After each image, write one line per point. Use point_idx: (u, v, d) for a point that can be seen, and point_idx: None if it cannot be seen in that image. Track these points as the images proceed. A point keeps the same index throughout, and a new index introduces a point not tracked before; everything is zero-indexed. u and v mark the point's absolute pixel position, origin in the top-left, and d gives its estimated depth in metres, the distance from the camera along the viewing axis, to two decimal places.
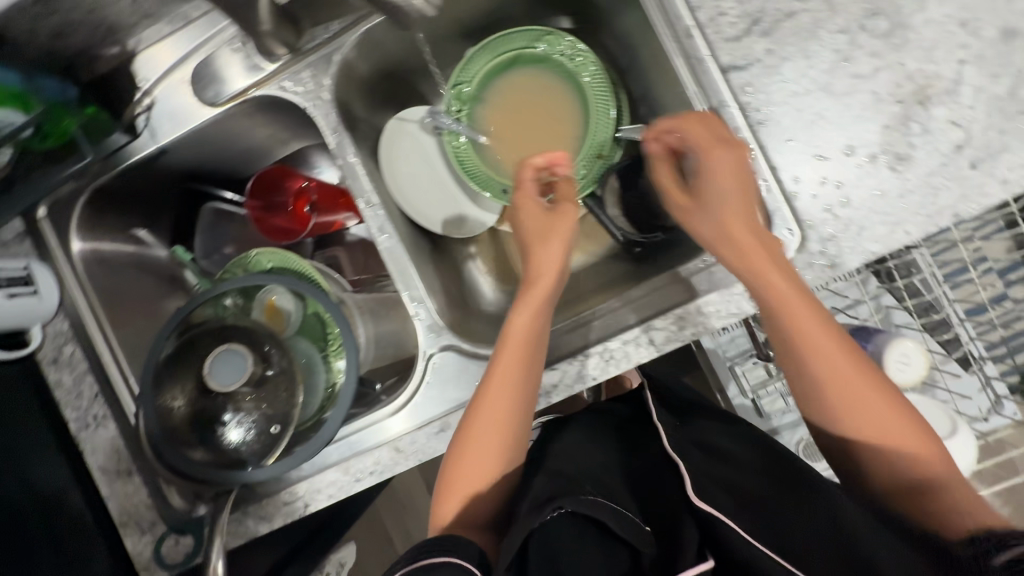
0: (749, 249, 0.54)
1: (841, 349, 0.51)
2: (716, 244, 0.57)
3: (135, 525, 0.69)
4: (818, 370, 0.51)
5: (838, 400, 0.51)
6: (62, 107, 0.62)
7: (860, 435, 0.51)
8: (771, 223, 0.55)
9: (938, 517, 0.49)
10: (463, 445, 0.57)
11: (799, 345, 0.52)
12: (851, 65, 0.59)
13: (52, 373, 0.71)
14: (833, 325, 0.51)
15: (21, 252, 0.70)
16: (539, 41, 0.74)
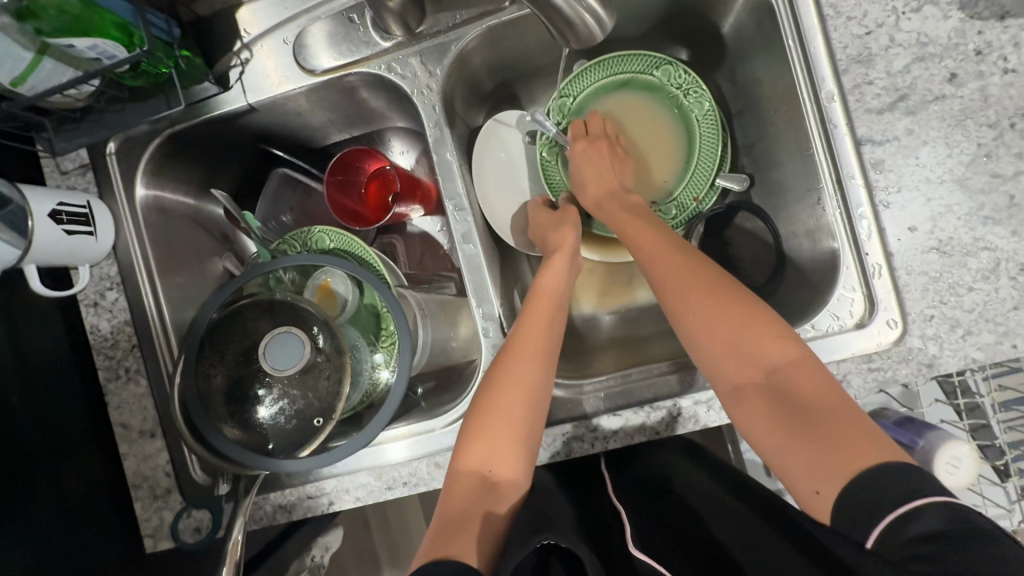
0: (703, 308, 0.56)
1: (723, 318, 0.54)
2: (676, 290, 0.59)
3: (148, 489, 0.67)
4: (689, 330, 0.56)
5: (732, 363, 0.53)
6: (165, 45, 0.58)
7: (766, 392, 0.52)
8: (682, 261, 0.58)
9: (852, 490, 0.44)
10: (465, 447, 0.56)
11: (684, 326, 0.57)
12: (993, 162, 0.55)
13: (90, 317, 0.68)
14: (715, 300, 0.55)
15: (81, 184, 0.66)
16: (655, 67, 0.70)
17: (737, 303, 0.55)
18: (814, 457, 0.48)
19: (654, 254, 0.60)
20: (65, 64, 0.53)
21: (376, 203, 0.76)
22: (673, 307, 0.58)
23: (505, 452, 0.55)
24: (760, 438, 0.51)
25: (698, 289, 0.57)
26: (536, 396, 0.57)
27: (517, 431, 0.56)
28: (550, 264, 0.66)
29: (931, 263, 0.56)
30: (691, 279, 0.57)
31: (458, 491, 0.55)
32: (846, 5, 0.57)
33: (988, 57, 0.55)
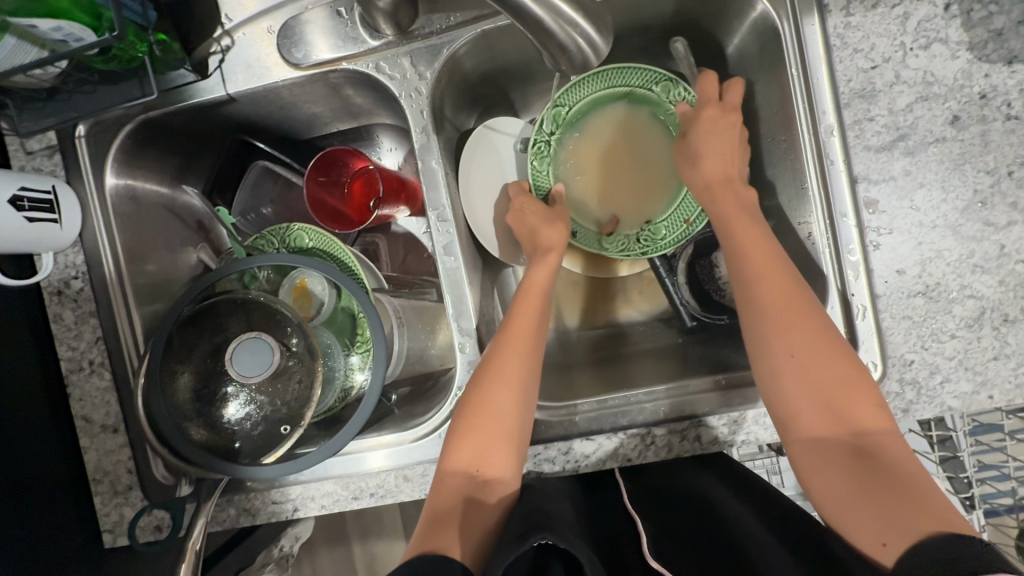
0: (797, 339, 0.53)
1: (819, 363, 0.51)
2: (766, 304, 0.55)
3: (109, 484, 0.66)
4: (780, 361, 0.53)
5: (815, 410, 0.51)
6: (139, 30, 0.55)
7: (851, 449, 0.49)
8: (777, 285, 0.55)
9: (920, 549, 0.41)
10: (456, 441, 0.56)
11: (772, 355, 0.53)
12: (987, 211, 0.54)
13: (53, 306, 0.65)
14: (811, 340, 0.52)
15: (47, 166, 0.64)
16: (657, 82, 0.67)
17: (831, 348, 0.52)
18: (886, 513, 0.45)
19: (756, 269, 0.56)
20: (28, 41, 0.50)
21: (358, 204, 0.74)
22: (764, 331, 0.54)
23: (488, 458, 0.55)
24: (817, 481, 0.50)
25: (789, 317, 0.53)
26: (523, 400, 0.56)
27: (503, 434, 0.55)
28: (541, 264, 0.63)
29: (916, 307, 0.56)
30: (785, 305, 0.53)
31: (448, 493, 0.54)
32: (853, 37, 0.55)
33: (991, 102, 0.54)
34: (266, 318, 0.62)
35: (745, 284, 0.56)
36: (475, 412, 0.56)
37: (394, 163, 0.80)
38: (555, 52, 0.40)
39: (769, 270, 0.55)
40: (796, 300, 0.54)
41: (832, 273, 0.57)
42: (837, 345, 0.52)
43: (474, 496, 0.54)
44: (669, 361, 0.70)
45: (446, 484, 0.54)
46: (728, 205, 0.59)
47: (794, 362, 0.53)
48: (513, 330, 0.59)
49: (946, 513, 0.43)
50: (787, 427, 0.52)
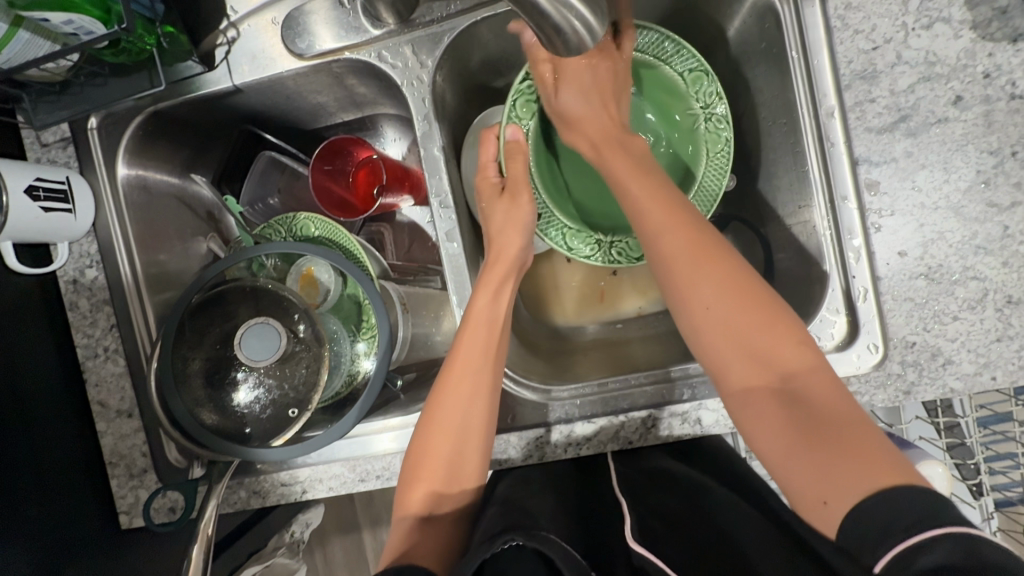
0: (707, 295, 0.53)
1: (741, 312, 0.51)
2: (687, 257, 0.54)
3: (125, 467, 0.67)
4: (693, 316, 0.54)
5: (741, 360, 0.51)
6: (146, 23, 0.57)
7: (778, 396, 0.49)
8: (685, 237, 0.55)
9: (859, 511, 0.42)
10: (425, 428, 0.57)
11: (692, 302, 0.54)
12: (989, 190, 0.54)
13: (69, 294, 0.67)
14: (724, 286, 0.52)
15: (61, 158, 0.65)
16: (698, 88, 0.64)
17: (748, 295, 0.52)
18: (822, 466, 0.45)
19: (663, 221, 0.55)
20: (42, 36, 0.52)
21: (363, 193, 0.75)
22: (680, 288, 0.54)
23: (447, 475, 0.56)
24: (763, 444, 0.49)
25: (704, 278, 0.53)
26: (485, 406, 0.56)
27: (468, 437, 0.56)
28: (486, 283, 0.60)
29: (918, 289, 0.55)
30: (699, 262, 0.54)
31: (412, 505, 0.55)
32: (854, 18, 0.55)
33: (995, 82, 0.54)
34: (274, 304, 0.62)
35: (656, 243, 0.56)
36: (433, 429, 0.56)
37: (399, 153, 0.82)
38: (550, 34, 0.41)
39: (669, 218, 0.55)
40: (705, 251, 0.54)
41: (834, 256, 0.57)
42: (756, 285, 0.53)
43: (440, 506, 0.55)
44: (671, 345, 0.70)
45: (411, 496, 0.55)
46: (619, 157, 0.60)
47: (711, 317, 0.52)
48: (466, 352, 0.57)
49: (883, 468, 0.43)
50: (719, 380, 0.52)
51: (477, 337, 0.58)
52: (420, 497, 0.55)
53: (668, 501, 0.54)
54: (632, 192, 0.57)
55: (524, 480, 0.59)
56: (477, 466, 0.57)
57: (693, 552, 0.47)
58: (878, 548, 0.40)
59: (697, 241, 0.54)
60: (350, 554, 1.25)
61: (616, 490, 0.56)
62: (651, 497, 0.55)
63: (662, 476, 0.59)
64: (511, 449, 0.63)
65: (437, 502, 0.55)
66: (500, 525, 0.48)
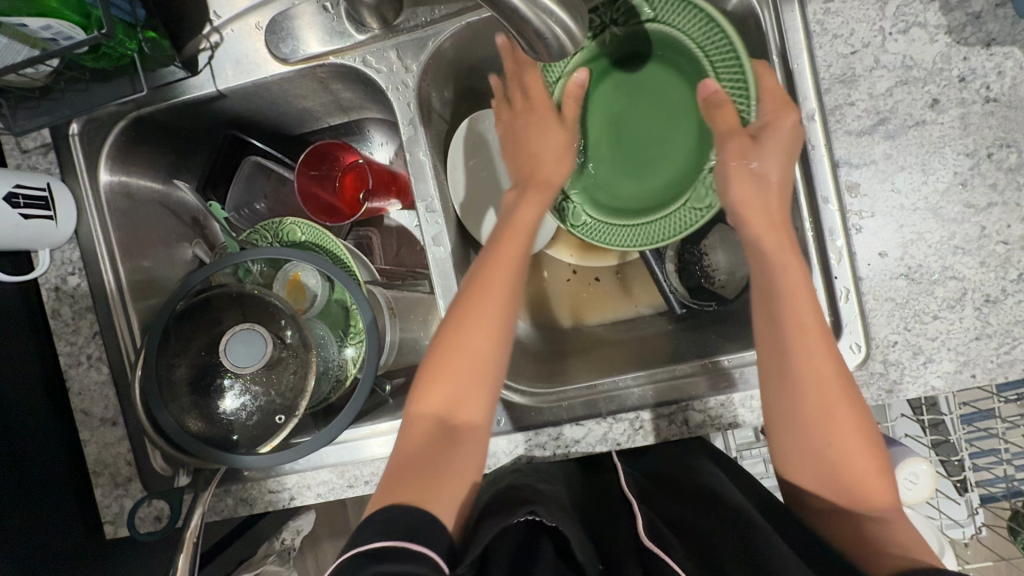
0: (810, 436, 0.51)
1: (839, 437, 0.50)
2: (776, 386, 0.52)
3: (109, 476, 0.67)
4: (783, 437, 0.53)
5: (819, 472, 0.51)
6: (127, 28, 0.57)
7: (858, 509, 0.50)
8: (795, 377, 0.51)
9: None
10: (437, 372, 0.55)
11: (787, 429, 0.52)
12: (966, 191, 0.55)
13: (51, 301, 0.66)
14: (848, 413, 0.50)
15: (42, 165, 0.65)
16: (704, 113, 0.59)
17: (864, 434, 0.50)
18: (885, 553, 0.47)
19: (770, 351, 0.52)
20: (20, 42, 0.51)
21: (349, 197, 0.74)
22: (779, 415, 0.53)
23: (464, 396, 0.54)
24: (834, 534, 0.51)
25: (808, 393, 0.50)
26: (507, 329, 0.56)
27: (494, 364, 0.55)
28: (529, 199, 0.58)
29: (898, 289, 0.56)
30: (820, 378, 0.50)
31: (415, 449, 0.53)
32: (833, 23, 0.56)
33: (971, 85, 0.55)
34: (260, 309, 0.62)
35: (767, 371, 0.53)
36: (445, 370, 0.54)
37: (385, 157, 0.82)
38: (532, 40, 0.41)
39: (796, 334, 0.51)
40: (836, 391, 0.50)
41: (817, 257, 0.58)
42: (852, 406, 0.50)
43: (453, 428, 0.54)
44: (658, 346, 0.70)
45: (423, 408, 0.54)
46: (780, 241, 0.52)
47: (802, 445, 0.51)
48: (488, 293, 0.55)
49: (886, 549, 0.47)
50: (779, 456, 0.54)
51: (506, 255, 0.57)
52: (431, 410, 0.54)
53: (673, 511, 0.56)
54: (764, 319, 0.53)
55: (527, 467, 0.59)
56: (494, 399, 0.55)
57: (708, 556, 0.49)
58: None
59: (833, 369, 0.50)
60: (342, 560, 1.24)
61: (626, 492, 0.56)
62: (661, 509, 0.57)
63: (666, 487, 0.60)
64: (501, 453, 0.63)
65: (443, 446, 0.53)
66: (509, 496, 0.49)
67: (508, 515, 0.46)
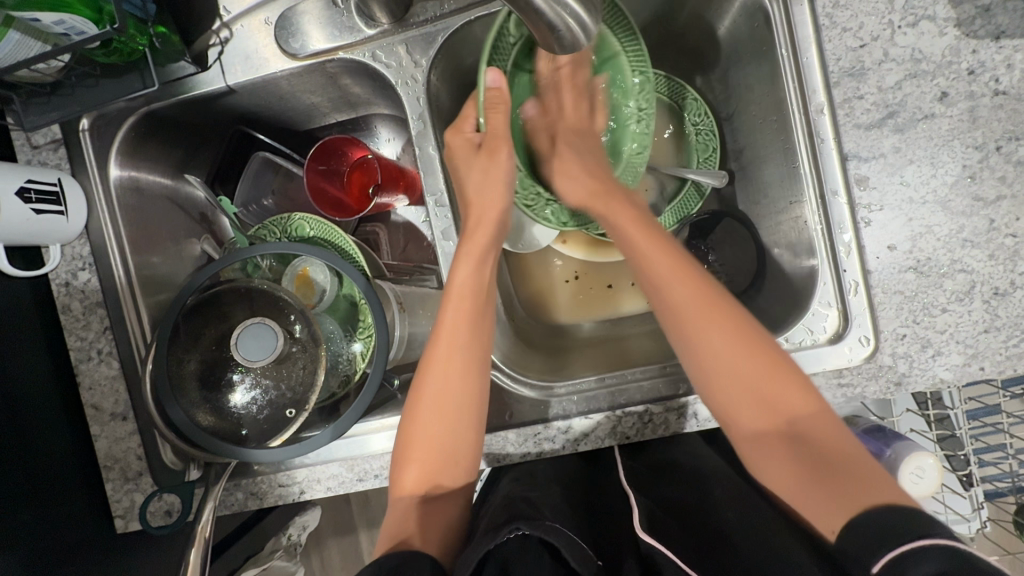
0: (713, 360, 0.53)
1: (743, 360, 0.53)
2: (686, 310, 0.55)
3: (120, 470, 0.67)
4: (699, 367, 0.54)
5: (750, 405, 0.52)
6: (138, 23, 0.57)
7: (785, 437, 0.51)
8: (698, 301, 0.55)
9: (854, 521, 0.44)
10: (413, 414, 0.57)
11: (699, 357, 0.54)
12: (975, 184, 0.55)
13: (61, 297, 0.67)
14: (733, 332, 0.54)
15: (52, 160, 0.65)
16: (688, 96, 0.72)
17: (753, 345, 0.53)
18: (824, 486, 0.47)
19: (677, 285, 0.56)
20: (33, 37, 0.51)
21: (358, 193, 0.74)
22: (690, 345, 0.55)
23: (437, 450, 0.56)
24: (775, 481, 0.51)
25: (703, 336, 0.54)
26: (473, 378, 0.57)
27: (460, 410, 0.56)
28: (466, 253, 0.60)
29: (907, 282, 0.56)
30: (694, 304, 0.55)
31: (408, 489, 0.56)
32: (842, 16, 0.56)
33: (979, 78, 0.55)
34: (270, 305, 0.62)
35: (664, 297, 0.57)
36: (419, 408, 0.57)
37: (393, 153, 0.82)
38: (545, 32, 0.41)
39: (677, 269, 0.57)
40: (727, 318, 0.54)
41: (825, 251, 0.58)
42: (752, 328, 0.54)
43: (436, 488, 0.56)
44: (665, 341, 0.71)
45: (406, 477, 0.56)
46: (644, 226, 0.60)
47: (716, 371, 0.53)
48: (453, 323, 0.58)
49: (850, 478, 0.46)
50: (728, 423, 0.54)
51: (462, 310, 0.59)
52: (412, 479, 0.56)
53: (673, 498, 0.56)
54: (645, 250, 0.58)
55: (528, 476, 0.59)
56: (470, 448, 0.57)
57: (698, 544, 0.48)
58: (877, 550, 0.41)
59: (701, 290, 0.56)
60: (347, 556, 1.24)
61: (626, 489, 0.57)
62: (660, 496, 0.56)
63: (671, 478, 0.60)
64: (509, 447, 0.63)
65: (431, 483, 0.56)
66: (501, 517, 0.48)
67: (496, 535, 0.45)
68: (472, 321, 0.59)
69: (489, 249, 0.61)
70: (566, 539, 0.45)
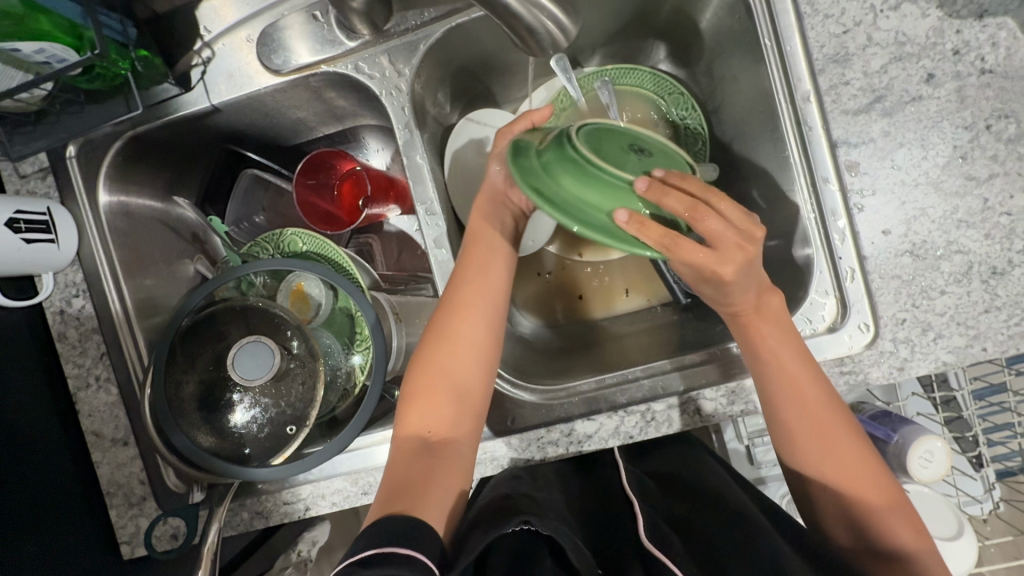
0: (822, 476, 0.53)
1: (856, 487, 0.51)
2: (802, 422, 0.53)
3: (123, 497, 0.66)
4: (804, 472, 0.54)
5: (849, 525, 0.52)
6: (120, 47, 0.58)
7: (883, 562, 0.51)
8: (806, 421, 0.52)
9: None
10: (433, 345, 0.58)
11: (808, 472, 0.54)
12: (966, 164, 0.55)
13: (56, 325, 0.66)
14: (847, 466, 0.52)
15: (41, 188, 0.64)
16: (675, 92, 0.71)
17: (868, 468, 0.52)
18: None
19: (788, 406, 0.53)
20: (13, 66, 0.51)
21: (349, 205, 0.75)
22: (801, 460, 0.54)
23: (445, 402, 0.56)
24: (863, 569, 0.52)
25: (810, 440, 0.53)
26: (483, 363, 0.58)
27: (476, 348, 0.58)
28: (478, 204, 0.63)
29: (905, 266, 0.56)
30: (805, 411, 0.52)
31: (414, 421, 0.56)
32: (823, 3, 0.56)
33: (965, 57, 0.54)
34: (265, 321, 0.62)
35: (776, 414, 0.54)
36: (440, 342, 0.58)
37: (382, 163, 0.82)
38: (525, 35, 0.41)
39: (800, 390, 0.52)
40: (759, 304, 0.52)
41: (820, 237, 0.58)
42: (849, 432, 0.53)
43: (436, 432, 0.55)
44: (665, 337, 0.70)
45: (411, 420, 0.56)
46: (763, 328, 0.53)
47: (821, 486, 0.53)
48: (468, 263, 0.60)
49: None
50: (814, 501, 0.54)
51: (478, 249, 0.61)
52: (419, 419, 0.56)
53: (677, 515, 0.55)
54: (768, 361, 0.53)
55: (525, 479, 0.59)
56: (480, 389, 0.57)
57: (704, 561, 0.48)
58: None
59: (821, 417, 0.52)
60: None
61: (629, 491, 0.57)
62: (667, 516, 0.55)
63: (671, 492, 0.60)
64: (512, 453, 0.62)
65: (435, 422, 0.56)
66: (503, 510, 0.48)
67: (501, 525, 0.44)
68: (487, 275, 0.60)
69: (494, 264, 0.61)
70: (569, 537, 0.44)
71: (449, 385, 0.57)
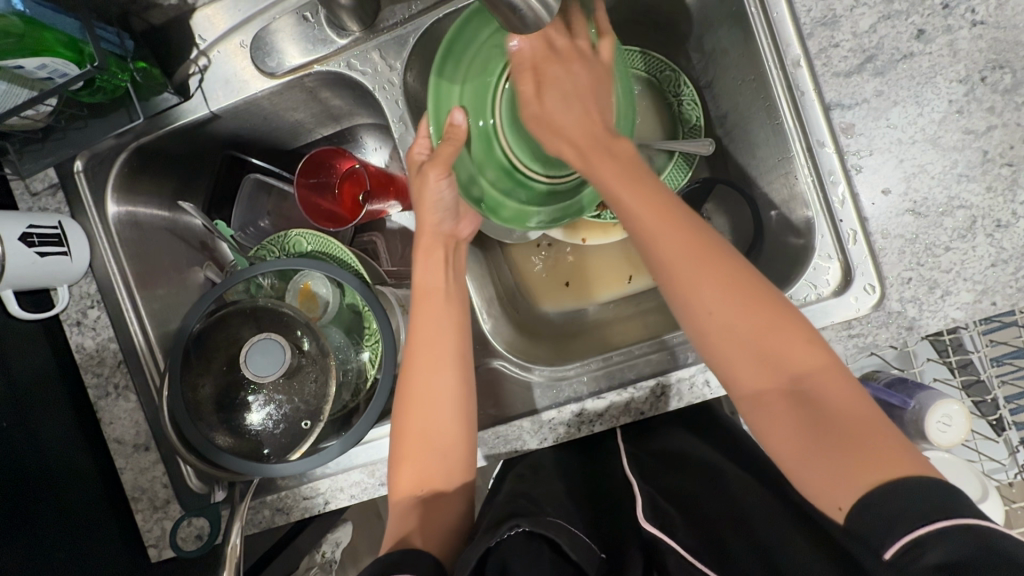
0: (710, 312, 0.51)
1: (746, 315, 0.50)
2: (677, 247, 0.53)
3: (148, 501, 0.67)
4: (695, 320, 0.52)
5: (750, 363, 0.50)
6: (118, 59, 0.59)
7: (789, 396, 0.49)
8: (679, 243, 0.53)
9: (869, 501, 0.43)
10: (403, 407, 0.59)
11: (696, 313, 0.52)
12: (964, 117, 0.54)
13: (74, 336, 0.68)
14: (729, 290, 0.51)
15: (52, 205, 0.66)
16: (666, 70, 0.71)
17: (752, 296, 0.51)
18: (830, 450, 0.46)
19: (673, 242, 0.53)
20: (17, 85, 0.53)
21: (350, 203, 0.76)
22: (684, 301, 0.53)
23: (428, 456, 0.58)
24: (771, 438, 0.50)
25: (687, 280, 0.52)
26: (452, 410, 0.59)
27: (444, 399, 0.59)
28: (423, 259, 0.63)
29: (907, 225, 0.55)
30: (675, 243, 0.53)
31: (405, 483, 0.57)
32: None
33: (955, 11, 0.54)
34: (275, 322, 0.63)
35: (659, 258, 0.54)
36: (408, 404, 0.59)
37: (381, 161, 0.83)
38: (505, 13, 0.42)
39: (660, 214, 0.54)
40: (587, 87, 0.58)
41: (818, 201, 0.58)
42: (720, 254, 0.53)
43: (430, 483, 0.57)
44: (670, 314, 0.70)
45: (402, 477, 0.58)
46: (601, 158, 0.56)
47: (709, 330, 0.52)
48: (426, 313, 0.61)
49: (858, 443, 0.45)
50: (730, 385, 0.52)
51: (428, 310, 0.61)
52: (409, 475, 0.58)
53: (675, 492, 0.56)
54: (626, 201, 0.55)
55: (531, 472, 0.59)
56: (461, 435, 0.59)
57: (708, 537, 0.48)
58: (888, 534, 0.41)
59: (694, 244, 0.53)
60: None
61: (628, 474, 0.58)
62: (666, 491, 0.56)
63: (679, 467, 0.60)
64: (525, 436, 0.63)
65: (424, 476, 0.57)
66: (503, 514, 0.48)
67: (494, 534, 0.44)
68: (443, 319, 0.61)
69: (444, 312, 0.62)
70: (568, 536, 0.45)
71: (430, 440, 0.58)
